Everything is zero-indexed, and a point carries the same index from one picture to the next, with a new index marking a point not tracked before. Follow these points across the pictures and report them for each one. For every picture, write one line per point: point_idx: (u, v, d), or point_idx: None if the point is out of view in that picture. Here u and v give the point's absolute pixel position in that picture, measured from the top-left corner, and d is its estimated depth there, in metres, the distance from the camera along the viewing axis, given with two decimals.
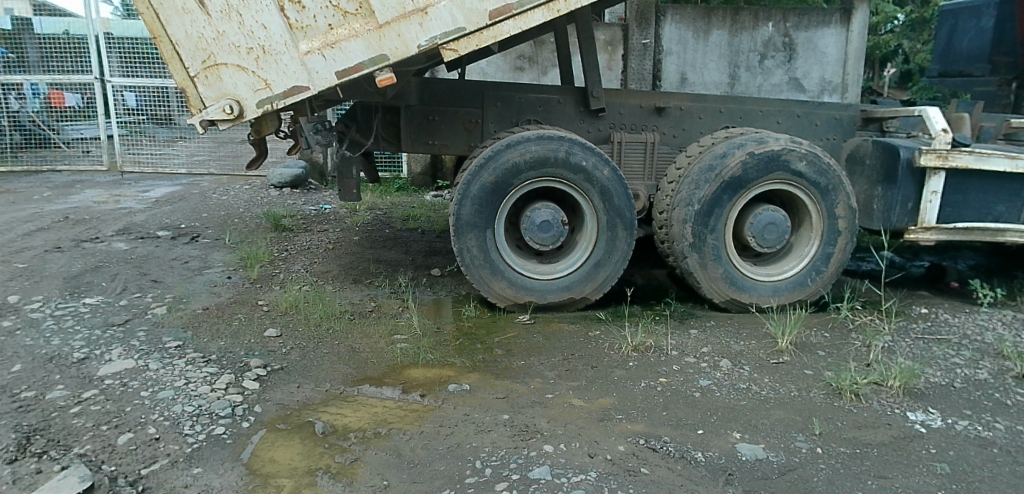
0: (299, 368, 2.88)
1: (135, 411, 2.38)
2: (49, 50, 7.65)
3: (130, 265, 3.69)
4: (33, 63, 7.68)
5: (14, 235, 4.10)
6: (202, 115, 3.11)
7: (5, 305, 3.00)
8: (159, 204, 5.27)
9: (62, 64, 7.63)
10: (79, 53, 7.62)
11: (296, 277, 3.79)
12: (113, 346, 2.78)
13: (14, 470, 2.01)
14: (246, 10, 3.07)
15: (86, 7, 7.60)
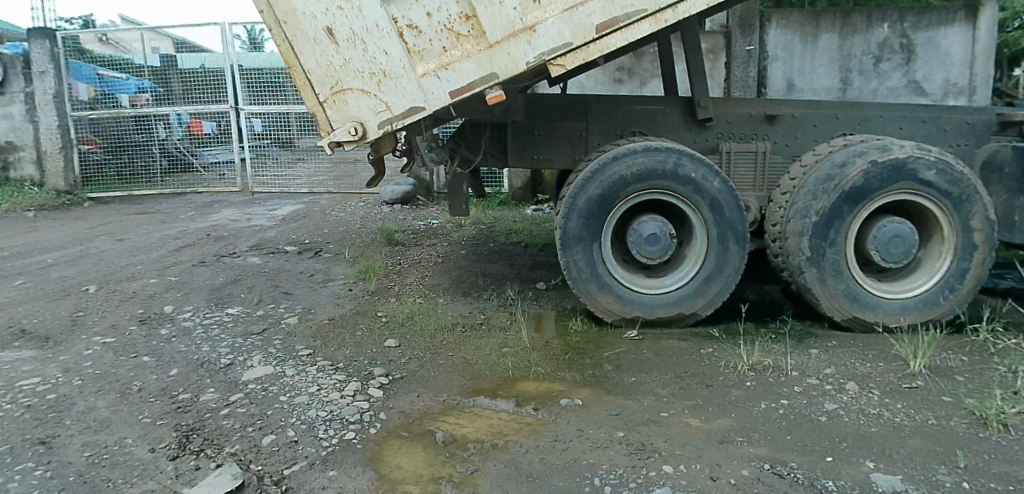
0: (418, 378, 2.97)
1: (276, 414, 2.54)
2: (191, 83, 8.22)
3: (265, 278, 3.98)
4: (178, 96, 8.32)
5: (166, 250, 4.54)
6: (329, 137, 3.32)
7: (163, 314, 3.32)
8: (285, 221, 5.66)
9: (202, 95, 8.21)
10: (216, 84, 8.12)
11: (410, 289, 3.92)
12: (254, 352, 2.99)
13: (176, 466, 2.21)
14: (369, 38, 3.26)
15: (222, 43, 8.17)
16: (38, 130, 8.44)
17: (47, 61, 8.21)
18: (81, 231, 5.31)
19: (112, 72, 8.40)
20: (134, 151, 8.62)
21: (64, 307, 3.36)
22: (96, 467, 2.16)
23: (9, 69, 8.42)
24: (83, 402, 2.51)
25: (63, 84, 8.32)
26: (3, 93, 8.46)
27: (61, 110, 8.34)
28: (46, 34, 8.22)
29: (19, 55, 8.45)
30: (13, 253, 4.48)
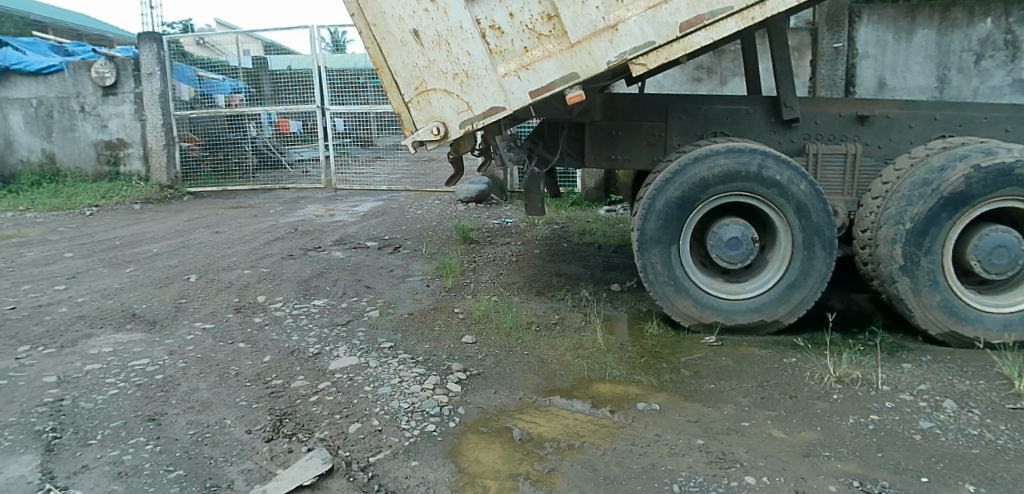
0: (494, 374, 3.00)
1: (361, 403, 2.63)
2: (281, 84, 8.62)
3: (348, 272, 4.12)
4: (268, 96, 8.74)
5: (258, 243, 4.78)
6: (413, 136, 3.40)
7: (256, 303, 3.51)
8: (366, 218, 5.85)
9: (291, 96, 8.59)
10: (304, 85, 8.46)
11: (485, 287, 3.97)
12: (339, 343, 3.10)
13: (271, 447, 2.33)
14: (453, 39, 3.32)
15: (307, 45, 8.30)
16: (145, 129, 9.04)
17: (154, 64, 8.75)
18: (182, 223, 5.68)
19: (211, 74, 9.01)
20: (231, 148, 9.07)
21: (170, 294, 3.60)
22: (199, 444, 2.31)
23: (122, 71, 8.99)
24: (186, 384, 2.67)
25: (167, 85, 8.89)
26: (116, 94, 9.06)
27: (165, 110, 8.92)
28: (154, 38, 8.76)
29: (130, 58, 9.02)
30: (124, 242, 4.84)
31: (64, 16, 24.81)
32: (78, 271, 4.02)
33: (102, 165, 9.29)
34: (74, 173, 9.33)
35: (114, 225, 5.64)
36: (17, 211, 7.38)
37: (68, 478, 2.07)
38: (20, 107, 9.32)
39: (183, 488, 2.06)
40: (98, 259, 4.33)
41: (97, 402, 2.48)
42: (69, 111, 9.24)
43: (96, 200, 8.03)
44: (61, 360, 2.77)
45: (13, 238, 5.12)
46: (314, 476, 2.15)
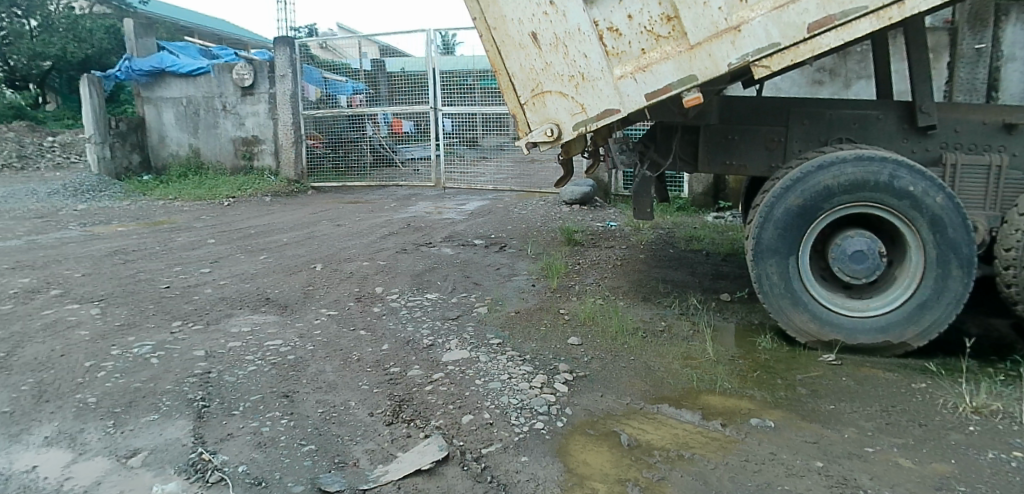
0: (601, 377, 2.98)
1: (473, 395, 2.71)
2: (397, 85, 8.90)
3: (457, 268, 4.25)
4: (384, 97, 9.02)
5: (375, 237, 5.03)
6: (527, 137, 3.47)
7: (375, 294, 3.70)
8: (474, 216, 5.99)
9: (407, 96, 8.82)
10: (418, 86, 8.70)
11: (591, 290, 3.96)
12: (451, 336, 3.21)
13: (391, 431, 2.45)
14: (571, 42, 3.35)
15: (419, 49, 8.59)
16: (276, 127, 9.65)
17: (287, 66, 9.33)
18: (307, 216, 6.06)
19: (336, 76, 9.36)
20: (351, 146, 9.45)
21: (298, 281, 3.87)
22: (327, 423, 2.46)
23: (259, 72, 9.63)
24: (315, 365, 2.86)
25: (297, 86, 9.43)
26: (253, 94, 9.73)
27: (295, 109, 9.46)
28: (288, 42, 9.31)
29: (267, 61, 9.65)
30: (257, 231, 5.24)
31: (202, 21, 27.45)
32: (219, 256, 4.40)
33: (239, 160, 10.02)
34: (215, 166, 10.14)
35: (249, 215, 6.12)
36: (165, 201, 8.21)
37: (217, 443, 2.28)
38: (173, 105, 10.29)
39: (313, 462, 2.22)
40: (237, 246, 4.71)
41: (239, 377, 2.71)
42: (212, 109, 10.05)
43: (233, 191, 8.74)
44: (207, 336, 3.05)
45: (166, 224, 5.67)
46: (431, 462, 2.24)
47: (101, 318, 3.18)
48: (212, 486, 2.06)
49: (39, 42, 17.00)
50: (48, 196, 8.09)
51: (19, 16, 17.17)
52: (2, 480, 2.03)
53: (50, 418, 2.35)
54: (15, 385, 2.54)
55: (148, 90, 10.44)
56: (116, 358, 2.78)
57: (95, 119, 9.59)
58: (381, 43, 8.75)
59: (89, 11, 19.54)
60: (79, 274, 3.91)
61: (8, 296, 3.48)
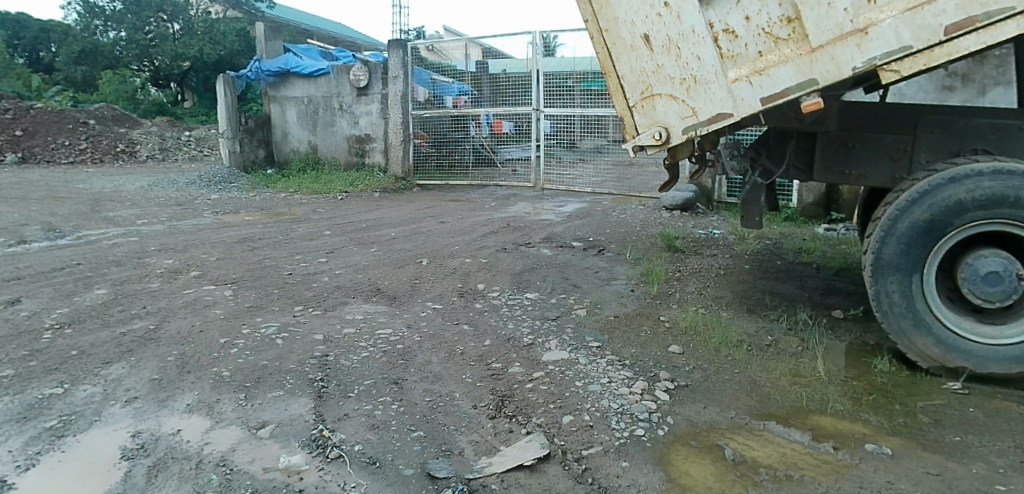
0: (703, 389, 2.91)
1: (573, 397, 2.72)
2: (500, 87, 9.05)
3: (557, 269, 4.28)
4: (487, 98, 9.18)
5: (476, 235, 5.17)
6: (635, 140, 3.47)
7: (477, 290, 3.81)
8: (572, 218, 6.01)
9: (510, 97, 8.97)
10: (521, 87, 8.83)
11: (692, 298, 3.89)
12: (551, 337, 3.24)
13: (494, 424, 2.52)
14: (684, 44, 3.29)
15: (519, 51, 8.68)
16: (387, 126, 10.03)
17: (399, 68, 9.61)
18: (413, 212, 6.33)
19: (443, 77, 9.51)
20: (453, 146, 9.65)
21: (406, 274, 4.04)
22: (433, 411, 2.57)
23: (373, 74, 10.06)
24: (422, 355, 2.98)
25: (407, 87, 9.69)
26: (368, 95, 10.16)
27: (405, 109, 9.75)
28: (400, 43, 9.52)
29: (381, 62, 10.06)
30: (368, 225, 5.53)
31: (317, 25, 29.35)
32: (334, 247, 4.67)
33: (352, 157, 10.51)
34: (330, 162, 10.67)
35: (360, 210, 6.45)
36: (286, 194, 8.79)
37: (335, 422, 2.43)
38: (296, 104, 10.92)
39: (422, 447, 2.32)
40: (349, 238, 4.99)
41: (353, 361, 2.87)
42: (330, 108, 10.58)
43: (347, 186, 9.22)
44: (325, 321, 3.25)
45: (286, 215, 6.09)
46: (533, 458, 2.29)
47: (233, 299, 3.47)
48: (331, 462, 2.21)
49: (180, 44, 19.98)
50: (185, 186, 8.87)
51: (164, 20, 20.61)
52: (153, 439, 2.27)
53: (191, 387, 2.59)
54: (162, 355, 2.82)
55: (274, 90, 11.13)
56: (246, 336, 3.02)
57: (228, 116, 10.33)
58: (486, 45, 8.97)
59: (221, 19, 21.36)
60: (214, 258, 4.28)
61: (156, 274, 3.88)
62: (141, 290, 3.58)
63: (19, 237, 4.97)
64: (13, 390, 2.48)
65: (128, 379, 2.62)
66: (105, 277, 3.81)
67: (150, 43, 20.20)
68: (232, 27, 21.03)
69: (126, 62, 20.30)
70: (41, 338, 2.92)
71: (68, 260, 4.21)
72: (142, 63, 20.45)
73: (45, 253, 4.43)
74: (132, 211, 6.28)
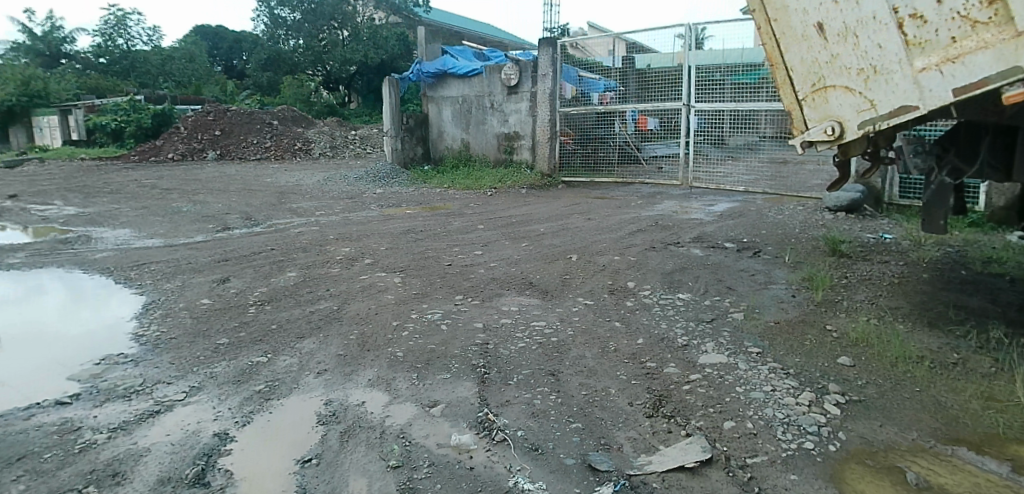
0: (878, 406, 2.66)
1: (733, 402, 2.64)
2: (649, 82, 8.68)
3: (709, 271, 4.17)
4: (632, 95, 8.94)
5: (624, 232, 5.16)
6: (804, 135, 3.30)
7: (628, 288, 3.81)
8: (723, 218, 5.79)
9: (660, 92, 8.57)
10: (674, 82, 8.37)
11: (862, 308, 3.60)
12: (706, 339, 3.17)
13: (652, 424, 2.50)
14: (863, 31, 2.96)
15: (663, 44, 8.35)
16: (535, 123, 10.25)
17: (549, 65, 9.76)
18: (562, 208, 6.44)
19: (590, 74, 9.59)
20: (598, 144, 9.56)
21: (557, 269, 4.13)
22: (590, 405, 2.61)
23: (524, 72, 10.31)
24: (576, 349, 3.04)
25: (555, 84, 9.77)
26: (518, 93, 10.45)
27: (553, 107, 9.88)
28: (552, 42, 9.73)
29: (532, 61, 10.29)
30: (518, 220, 5.72)
31: (469, 26, 30.53)
32: (488, 241, 4.88)
33: (501, 154, 10.86)
34: (481, 159, 11.07)
35: (510, 205, 6.68)
36: (442, 189, 9.31)
37: (498, 407, 2.55)
38: (451, 104, 11.41)
39: (581, 439, 2.37)
40: (501, 232, 5.18)
41: (511, 351, 3.00)
42: (482, 106, 10.97)
43: (496, 182, 9.53)
44: (484, 311, 3.42)
45: (442, 209, 6.43)
46: (695, 461, 2.24)
47: (402, 286, 3.75)
48: (497, 444, 2.32)
49: (348, 50, 21.81)
50: (355, 181, 9.72)
51: (335, 28, 22.32)
52: (343, 408, 2.52)
53: (371, 364, 2.84)
54: (346, 333, 3.12)
55: (432, 90, 11.69)
56: (415, 320, 3.27)
57: (392, 116, 11.07)
58: (629, 40, 8.90)
59: (383, 24, 22.90)
60: (384, 248, 4.64)
61: (336, 261, 4.29)
62: (324, 274, 3.99)
63: (225, 224, 5.74)
64: (228, 357, 2.88)
65: (319, 353, 2.93)
66: (294, 261, 4.29)
67: (323, 49, 22.22)
68: (394, 32, 22.40)
69: (303, 67, 22.55)
70: (246, 312, 3.37)
71: (264, 245, 4.79)
72: (316, 68, 22.54)
73: (246, 238, 5.08)
74: (311, 203, 6.99)
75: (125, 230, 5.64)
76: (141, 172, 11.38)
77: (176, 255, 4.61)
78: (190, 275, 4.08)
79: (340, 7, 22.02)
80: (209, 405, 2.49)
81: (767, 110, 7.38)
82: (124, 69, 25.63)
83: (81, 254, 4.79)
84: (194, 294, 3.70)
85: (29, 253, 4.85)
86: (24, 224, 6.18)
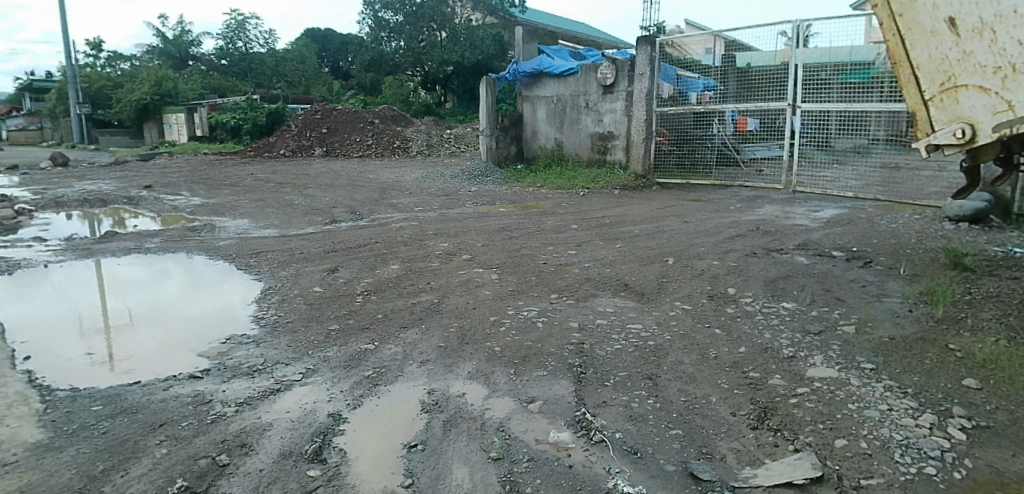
0: (1012, 433, 2.40)
1: (845, 419, 2.48)
2: (751, 82, 8.36)
3: (815, 280, 3.98)
4: (731, 96, 8.65)
5: (722, 237, 5.02)
6: (929, 138, 3.07)
7: (728, 295, 3.72)
8: (830, 225, 5.51)
9: (764, 92, 8.21)
10: (780, 81, 8.01)
11: (990, 327, 3.31)
12: (814, 351, 3.04)
13: (756, 436, 2.40)
14: (1002, 25, 2.69)
15: (765, 42, 8.01)
16: (630, 123, 10.13)
17: (646, 65, 9.52)
18: (656, 210, 6.34)
19: (688, 73, 9.28)
20: (696, 144, 9.31)
21: (652, 272, 4.09)
22: (690, 412, 2.54)
23: (620, 71, 10.21)
24: (674, 354, 2.99)
25: (652, 83, 9.56)
26: (614, 93, 10.36)
27: (649, 107, 9.65)
28: (649, 40, 9.43)
29: (629, 59, 10.14)
30: (612, 220, 5.70)
31: (565, 26, 30.49)
32: (582, 241, 4.88)
33: (594, 154, 10.82)
34: (574, 159, 11.08)
35: (602, 205, 6.65)
36: (534, 188, 9.39)
37: (595, 408, 2.55)
38: (545, 104, 11.47)
39: (682, 446, 2.31)
40: (595, 233, 5.17)
41: (607, 352, 2.99)
42: (577, 106, 10.96)
43: (588, 182, 9.48)
44: (579, 311, 3.44)
45: (535, 208, 6.49)
46: (804, 478, 2.13)
47: (499, 282, 3.83)
48: (595, 444, 2.31)
49: (445, 51, 22.38)
50: (450, 179, 10.00)
51: (434, 29, 22.86)
52: (445, 398, 2.60)
53: (470, 357, 2.92)
54: (446, 326, 3.23)
55: (528, 90, 11.77)
56: (512, 316, 3.33)
57: (487, 114, 11.29)
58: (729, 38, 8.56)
59: (480, 25, 23.29)
60: (480, 244, 4.74)
61: (436, 255, 4.43)
62: (424, 268, 4.14)
63: (332, 217, 6.07)
64: (339, 342, 3.05)
65: (422, 344, 3.04)
66: (397, 255, 4.47)
67: (422, 50, 22.88)
68: (490, 32, 22.77)
69: (403, 68, 23.34)
70: (355, 301, 3.55)
71: (369, 237, 5.02)
72: (415, 69, 23.43)
73: (351, 231, 5.34)
74: (410, 199, 7.24)
75: (244, 220, 6.08)
76: (255, 167, 12.25)
77: (291, 245, 4.93)
78: (303, 264, 4.35)
79: (440, 8, 22.54)
80: (323, 387, 2.65)
81: (880, 110, 6.89)
82: (242, 71, 27.60)
83: (207, 241, 5.21)
84: (307, 282, 3.95)
85: (163, 238, 5.34)
86: (158, 212, 6.80)
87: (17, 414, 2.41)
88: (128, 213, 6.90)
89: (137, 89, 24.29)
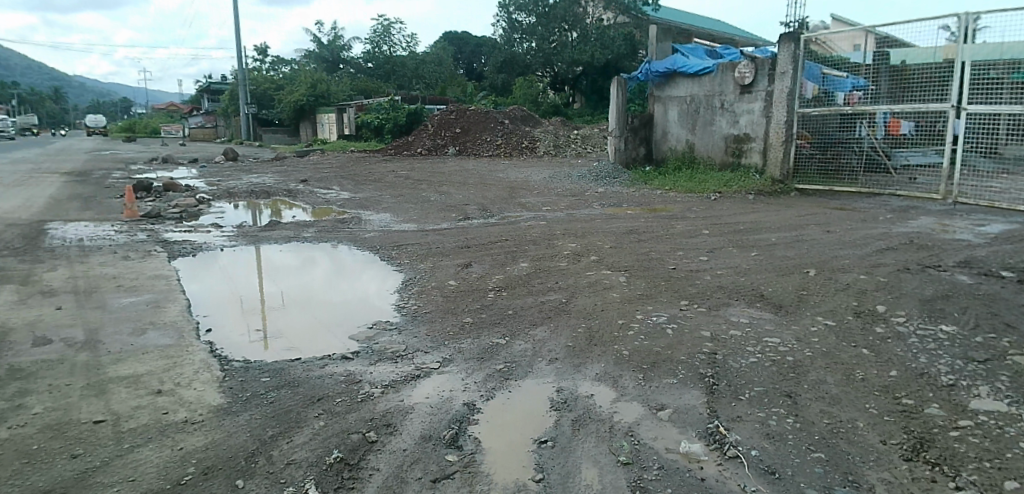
0: None
1: (1017, 459, 2.19)
2: (909, 82, 7.60)
3: (981, 302, 3.57)
4: (883, 96, 7.96)
5: (870, 249, 4.64)
6: None
7: (877, 313, 3.45)
8: (1001, 242, 4.90)
9: (924, 93, 7.45)
10: (945, 81, 7.23)
11: None
12: (980, 382, 2.73)
13: (911, 468, 2.18)
14: None
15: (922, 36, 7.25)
16: (769, 125, 9.59)
17: (789, 63, 8.99)
18: (794, 217, 5.98)
19: (835, 71, 8.60)
20: (840, 148, 8.66)
21: (791, 284, 3.88)
22: (835, 436, 2.38)
23: (760, 70, 9.66)
24: (816, 373, 2.83)
25: (796, 83, 8.97)
26: (751, 92, 9.83)
27: (790, 107, 9.08)
28: (793, 37, 8.88)
29: (771, 58, 9.58)
30: (746, 226, 5.47)
31: (700, 23, 29.37)
32: (714, 247, 4.72)
33: (728, 156, 10.38)
34: (706, 161, 10.72)
35: (735, 210, 6.39)
36: (662, 191, 9.22)
37: (728, 422, 2.46)
38: (678, 104, 11.15)
39: (824, 471, 2.16)
40: (728, 239, 4.99)
41: (742, 365, 2.89)
42: (711, 107, 10.56)
43: (721, 186, 9.14)
44: (712, 319, 3.35)
45: (664, 211, 6.38)
46: None
47: (626, 286, 3.82)
48: (729, 459, 2.23)
49: (576, 51, 22.46)
50: (576, 179, 10.06)
51: (566, 30, 23.01)
52: (574, 397, 2.65)
53: (598, 359, 2.95)
54: (574, 326, 3.28)
55: (659, 90, 11.52)
56: (640, 321, 3.31)
57: (614, 114, 11.22)
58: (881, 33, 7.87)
59: (611, 24, 23.07)
60: (608, 246, 4.74)
61: (563, 255, 4.50)
62: (553, 267, 4.22)
63: (465, 214, 6.34)
64: (473, 335, 3.20)
65: (551, 342, 3.11)
66: (526, 253, 4.59)
67: (553, 51, 23.11)
68: (620, 31, 22.49)
69: (534, 68, 23.81)
70: (487, 297, 3.71)
71: (498, 235, 5.20)
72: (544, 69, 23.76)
73: (481, 228, 5.55)
74: (538, 199, 7.39)
75: (385, 214, 6.53)
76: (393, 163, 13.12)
77: (427, 239, 5.22)
78: (440, 258, 4.59)
79: (572, 9, 22.67)
80: (458, 376, 2.79)
81: None
82: (385, 73, 29.50)
83: (354, 232, 5.65)
84: (443, 275, 4.18)
85: (317, 228, 5.86)
86: (312, 204, 7.50)
87: (202, 379, 2.77)
88: (286, 204, 7.66)
89: (295, 90, 26.85)
